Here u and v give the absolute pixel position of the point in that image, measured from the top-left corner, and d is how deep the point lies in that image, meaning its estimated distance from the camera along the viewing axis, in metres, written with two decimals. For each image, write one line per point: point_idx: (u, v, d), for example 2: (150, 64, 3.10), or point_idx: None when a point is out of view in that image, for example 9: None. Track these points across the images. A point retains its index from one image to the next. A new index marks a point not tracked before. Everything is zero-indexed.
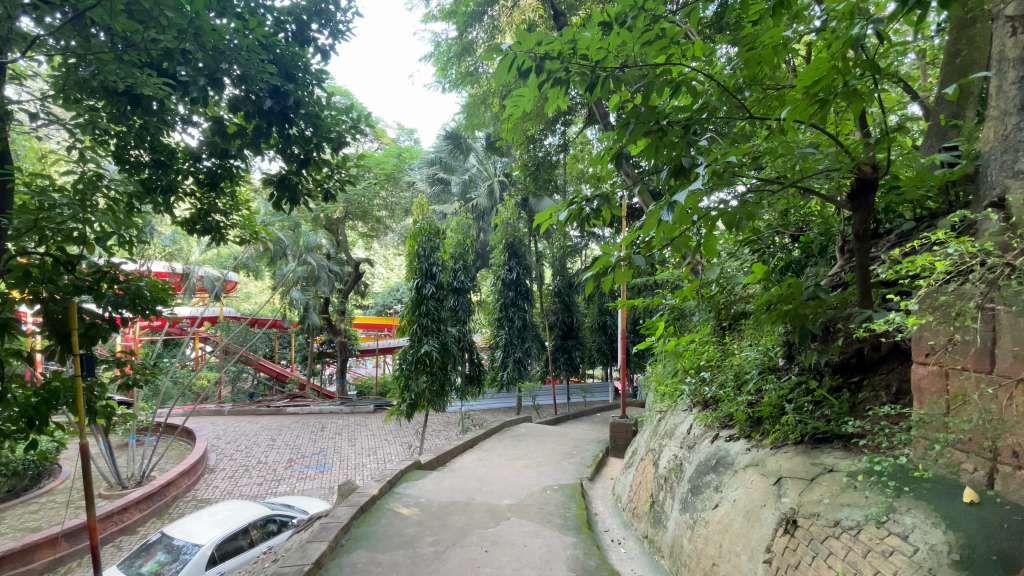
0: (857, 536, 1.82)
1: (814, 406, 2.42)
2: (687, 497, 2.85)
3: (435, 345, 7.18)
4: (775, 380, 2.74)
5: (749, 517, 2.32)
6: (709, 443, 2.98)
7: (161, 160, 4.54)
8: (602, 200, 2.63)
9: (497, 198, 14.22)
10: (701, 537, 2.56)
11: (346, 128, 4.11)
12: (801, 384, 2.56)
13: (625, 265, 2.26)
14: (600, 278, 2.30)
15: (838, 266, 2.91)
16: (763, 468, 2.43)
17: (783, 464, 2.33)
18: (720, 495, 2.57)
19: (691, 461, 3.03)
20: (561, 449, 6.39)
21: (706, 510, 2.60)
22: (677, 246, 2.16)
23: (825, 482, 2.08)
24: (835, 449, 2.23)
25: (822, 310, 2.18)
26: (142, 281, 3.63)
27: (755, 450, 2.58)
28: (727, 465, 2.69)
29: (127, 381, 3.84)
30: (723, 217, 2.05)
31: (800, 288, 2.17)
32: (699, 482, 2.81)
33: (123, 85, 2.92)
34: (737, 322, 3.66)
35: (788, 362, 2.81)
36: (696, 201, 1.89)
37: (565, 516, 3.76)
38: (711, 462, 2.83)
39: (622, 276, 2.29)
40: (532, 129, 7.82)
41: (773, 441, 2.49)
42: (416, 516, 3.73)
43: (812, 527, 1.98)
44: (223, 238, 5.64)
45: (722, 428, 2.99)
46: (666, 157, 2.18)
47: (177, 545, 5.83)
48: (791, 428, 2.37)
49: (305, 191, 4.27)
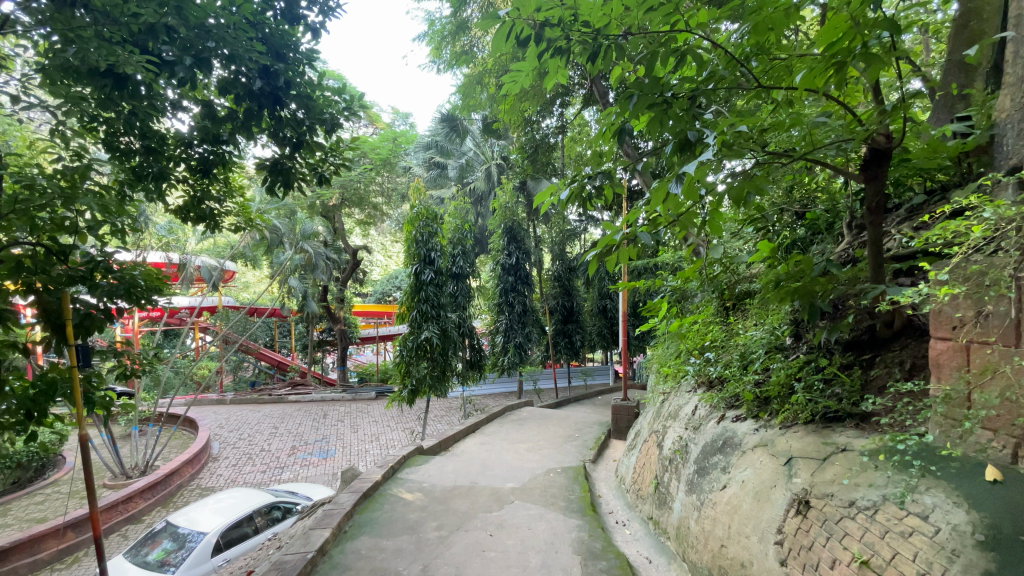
0: (874, 517, 1.78)
1: (825, 385, 2.35)
2: (694, 479, 2.81)
3: (435, 331, 7.13)
4: (782, 358, 2.68)
5: (759, 499, 2.28)
6: (715, 425, 2.93)
7: (151, 147, 4.44)
8: (605, 176, 2.54)
9: (495, 181, 13.99)
10: (709, 518, 2.53)
11: (339, 110, 4.01)
12: (810, 362, 2.50)
13: (631, 242, 2.20)
14: (605, 257, 2.22)
15: (845, 242, 2.86)
16: (772, 448, 2.38)
17: (793, 444, 2.28)
18: (728, 476, 2.53)
19: (696, 442, 2.98)
20: (563, 432, 6.39)
21: (713, 492, 2.57)
22: (684, 223, 2.08)
23: (840, 460, 2.04)
24: (847, 428, 2.18)
25: (834, 286, 2.12)
26: (136, 271, 3.63)
27: (764, 430, 2.53)
28: (734, 446, 2.65)
29: (124, 373, 3.82)
30: (730, 191, 2.00)
31: (810, 266, 2.11)
32: (706, 463, 2.78)
33: (105, 64, 2.82)
34: (742, 302, 3.62)
35: (795, 341, 2.75)
36: (705, 173, 1.82)
37: (569, 499, 3.76)
38: (717, 443, 2.78)
39: (628, 255, 2.23)
40: (530, 110, 7.72)
41: (782, 421, 2.44)
42: (420, 501, 3.71)
43: (826, 508, 1.95)
44: (218, 225, 5.59)
45: (728, 409, 2.94)
46: (671, 129, 2.14)
47: (183, 533, 5.86)
48: (802, 407, 2.31)
49: (299, 176, 4.18)
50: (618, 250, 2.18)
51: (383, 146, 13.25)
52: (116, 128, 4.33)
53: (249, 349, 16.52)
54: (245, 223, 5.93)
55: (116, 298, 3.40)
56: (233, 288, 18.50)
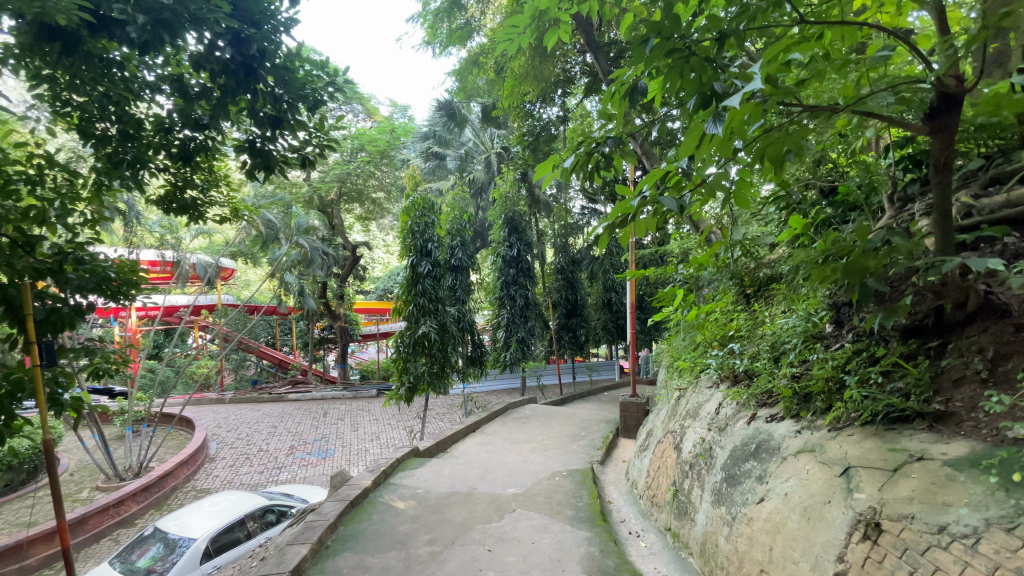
0: (976, 548, 1.38)
1: (883, 378, 1.98)
2: (721, 488, 2.43)
3: (433, 326, 6.83)
4: (822, 349, 2.34)
5: (808, 516, 1.89)
6: (743, 425, 2.54)
7: (127, 132, 4.13)
8: (616, 142, 2.19)
9: (495, 171, 13.66)
10: (743, 537, 2.15)
11: (323, 86, 3.73)
12: (859, 353, 2.16)
13: (651, 210, 1.80)
14: (621, 229, 1.79)
15: (883, 217, 2.57)
16: (822, 455, 1.98)
17: (850, 451, 1.89)
18: (765, 488, 2.14)
19: (722, 446, 2.60)
20: (569, 430, 6.08)
21: (748, 505, 2.19)
22: (712, 186, 1.72)
23: (918, 472, 1.64)
24: (918, 431, 1.78)
25: (898, 259, 1.77)
26: (107, 266, 3.35)
27: (808, 433, 2.13)
28: (770, 452, 2.25)
29: (98, 372, 3.56)
30: (767, 146, 1.69)
31: (864, 236, 1.77)
32: (735, 471, 2.39)
33: (33, 15, 2.48)
34: (766, 288, 3.32)
35: (836, 329, 2.41)
36: (743, 114, 1.48)
37: (577, 507, 3.44)
38: (749, 447, 2.39)
39: (648, 227, 1.83)
40: (531, 94, 7.44)
41: (832, 422, 2.05)
42: (412, 511, 3.42)
43: (904, 534, 1.55)
44: (201, 216, 5.29)
45: (761, 407, 2.54)
46: (693, 83, 1.83)
47: (173, 538, 5.60)
48: (858, 407, 1.92)
49: (281, 160, 3.92)
50: (633, 223, 1.78)
51: (381, 138, 13.06)
52: (91, 113, 4.03)
53: (249, 348, 16.34)
54: (232, 214, 5.68)
55: (87, 292, 3.11)
56: (232, 286, 18.28)
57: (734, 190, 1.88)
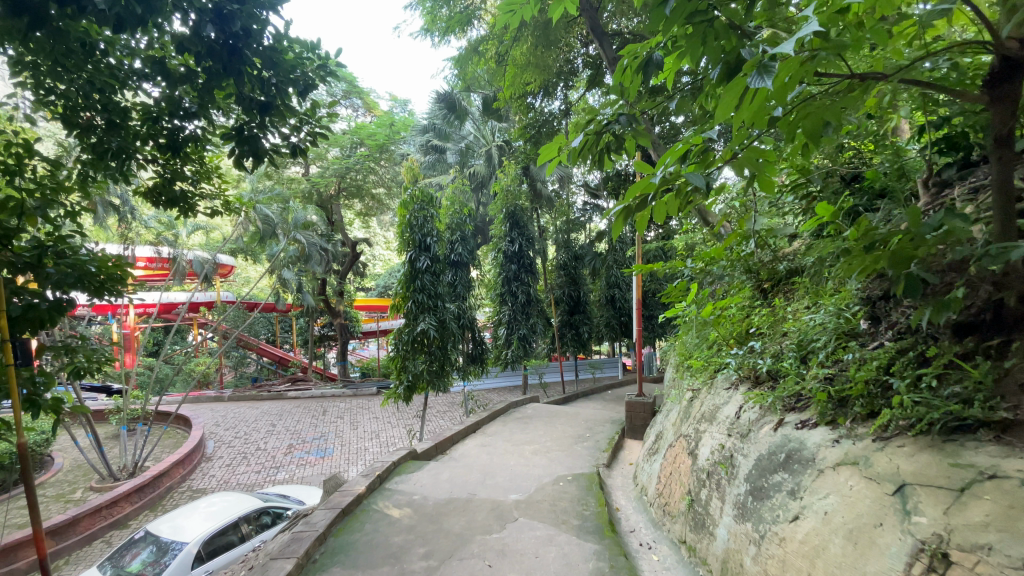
0: None
1: (936, 382, 1.77)
2: (745, 502, 2.25)
3: (432, 323, 6.64)
4: (858, 348, 2.14)
5: (856, 540, 1.68)
6: (770, 432, 2.35)
7: (113, 121, 3.95)
8: (630, 118, 1.97)
9: (496, 164, 13.03)
10: (774, 558, 1.95)
11: (313, 70, 3.58)
12: (905, 352, 1.94)
13: (673, 189, 1.57)
14: (638, 212, 1.56)
15: (916, 205, 2.39)
16: (868, 470, 1.78)
17: (903, 466, 1.69)
18: (800, 505, 1.95)
19: (746, 455, 2.40)
20: (572, 431, 5.89)
21: (779, 523, 1.99)
22: (742, 161, 1.51)
23: (991, 493, 1.43)
24: (983, 444, 1.57)
25: (957, 248, 1.56)
26: (90, 261, 3.14)
27: (848, 442, 1.94)
28: (804, 463, 2.06)
29: (79, 372, 3.39)
30: (805, 116, 1.48)
31: (914, 222, 1.57)
32: (763, 483, 2.19)
33: None
34: (787, 282, 3.14)
35: (872, 326, 2.21)
36: (788, 76, 1.26)
37: (584, 516, 3.25)
38: (778, 456, 2.20)
39: (667, 207, 1.60)
40: (533, 85, 7.24)
41: (878, 432, 1.84)
42: (407, 520, 3.24)
43: (979, 567, 1.33)
44: (192, 210, 5.09)
45: (788, 412, 2.35)
46: (716, 51, 1.64)
47: (165, 541, 5.43)
48: (908, 414, 1.72)
49: (271, 147, 3.74)
50: (653, 202, 1.56)
51: (380, 132, 13.09)
52: (75, 101, 3.87)
53: (249, 345, 16.19)
54: (224, 207, 5.49)
55: (67, 287, 2.90)
56: (232, 282, 18.15)
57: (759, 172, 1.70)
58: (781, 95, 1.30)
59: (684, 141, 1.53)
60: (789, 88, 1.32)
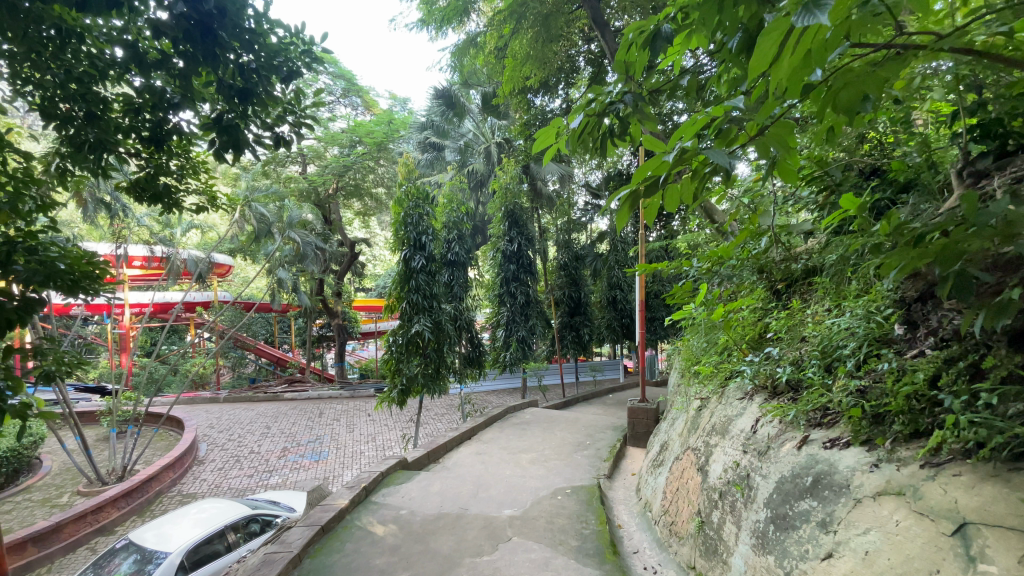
0: None
1: (993, 399, 1.55)
2: (766, 531, 2.03)
3: (427, 324, 6.43)
4: (893, 357, 1.93)
5: None
6: (793, 450, 2.13)
7: (93, 113, 3.61)
8: (637, 97, 1.74)
9: (494, 163, 12.92)
10: None
11: (299, 56, 3.44)
12: (951, 362, 1.73)
13: (687, 171, 1.34)
14: (645, 197, 1.33)
15: (947, 199, 2.18)
16: (917, 502, 1.56)
17: (962, 499, 1.47)
18: (833, 539, 1.72)
19: (765, 476, 2.19)
20: (572, 438, 5.68)
21: (808, 560, 1.77)
22: (770, 137, 1.29)
23: None
24: None
25: (1015, 243, 1.35)
26: (62, 258, 2.92)
27: (889, 467, 1.72)
28: (835, 489, 1.84)
29: (47, 376, 3.19)
30: (845, 84, 1.25)
31: (971, 211, 1.35)
32: (787, 510, 1.97)
33: None
34: (804, 284, 2.93)
35: (908, 332, 2.00)
36: (835, 24, 1.03)
37: (583, 536, 3.03)
38: (803, 480, 1.98)
39: (681, 194, 1.37)
40: (534, 80, 7.05)
41: (926, 457, 1.63)
42: (392, 538, 3.04)
43: None
44: (177, 207, 4.84)
45: (812, 428, 2.14)
46: (735, 16, 1.43)
47: (149, 550, 5.21)
48: (964, 436, 1.50)
49: (253, 137, 3.53)
50: (665, 186, 1.33)
51: (377, 129, 13.07)
52: (52, 92, 3.63)
53: (245, 345, 15.98)
54: (210, 204, 5.29)
55: (36, 286, 2.67)
56: (229, 282, 17.98)
57: (777, 159, 1.50)
58: (820, 57, 1.09)
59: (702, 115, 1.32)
60: (829, 48, 1.12)
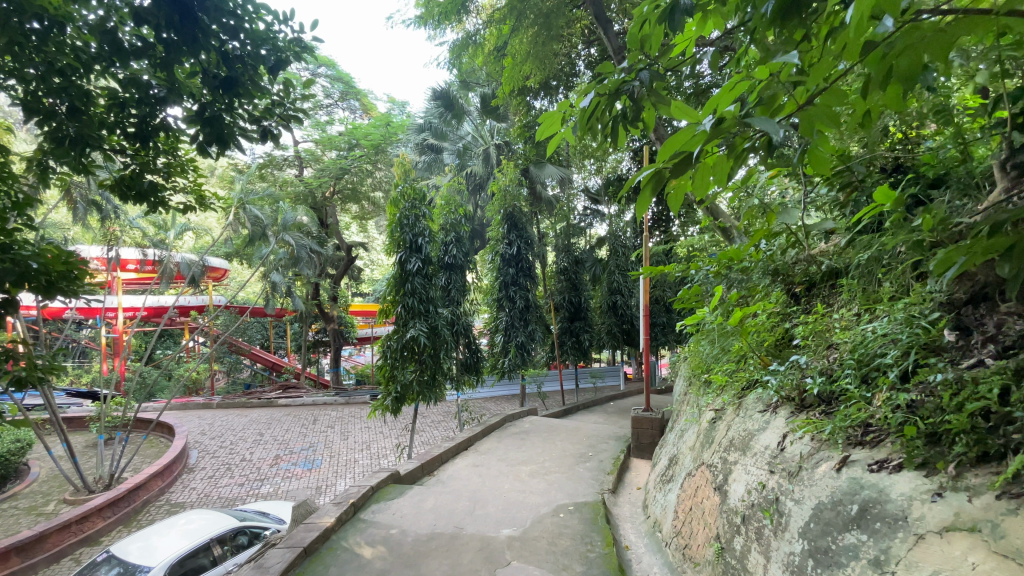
0: None
1: None
2: (804, 566, 1.83)
3: (422, 329, 6.23)
4: (941, 366, 1.74)
5: None
6: (830, 473, 1.93)
7: (75, 108, 3.36)
8: (655, 73, 1.57)
9: (492, 165, 12.35)
10: None
11: (289, 46, 3.26)
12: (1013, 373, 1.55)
13: (723, 146, 1.17)
14: (672, 176, 1.16)
15: (988, 192, 2.00)
16: (993, 541, 1.36)
17: None
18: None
19: (799, 502, 1.99)
20: (574, 449, 5.47)
21: None
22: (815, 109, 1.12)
23: None
24: None
25: None
26: (36, 258, 2.64)
27: (952, 496, 1.53)
28: (889, 521, 1.64)
29: (18, 382, 2.96)
30: (908, 50, 1.07)
31: None
32: (830, 543, 1.78)
33: None
34: (826, 288, 2.74)
35: (955, 338, 1.81)
36: None
37: (589, 561, 2.83)
38: (846, 508, 1.79)
39: (713, 172, 1.20)
40: (534, 81, 6.90)
41: (997, 484, 1.43)
42: (381, 562, 2.83)
43: None
44: (162, 206, 4.62)
45: (851, 448, 1.94)
46: None
47: (130, 564, 4.96)
48: None
49: (239, 131, 3.34)
50: (696, 164, 1.16)
51: (375, 132, 12.92)
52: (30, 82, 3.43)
53: (240, 350, 15.74)
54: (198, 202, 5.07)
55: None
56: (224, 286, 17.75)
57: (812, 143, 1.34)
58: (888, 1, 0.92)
59: (737, 84, 1.16)
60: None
